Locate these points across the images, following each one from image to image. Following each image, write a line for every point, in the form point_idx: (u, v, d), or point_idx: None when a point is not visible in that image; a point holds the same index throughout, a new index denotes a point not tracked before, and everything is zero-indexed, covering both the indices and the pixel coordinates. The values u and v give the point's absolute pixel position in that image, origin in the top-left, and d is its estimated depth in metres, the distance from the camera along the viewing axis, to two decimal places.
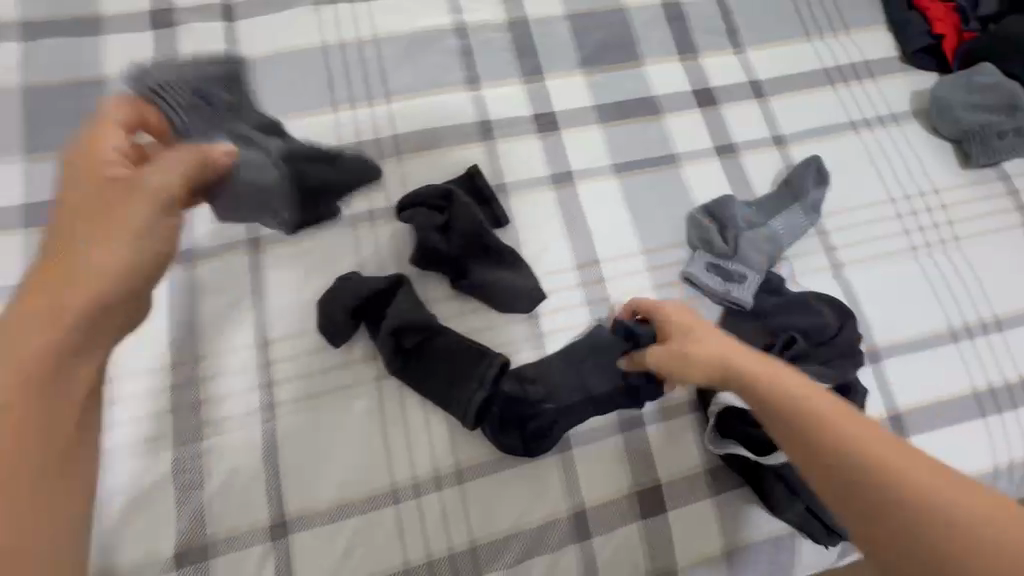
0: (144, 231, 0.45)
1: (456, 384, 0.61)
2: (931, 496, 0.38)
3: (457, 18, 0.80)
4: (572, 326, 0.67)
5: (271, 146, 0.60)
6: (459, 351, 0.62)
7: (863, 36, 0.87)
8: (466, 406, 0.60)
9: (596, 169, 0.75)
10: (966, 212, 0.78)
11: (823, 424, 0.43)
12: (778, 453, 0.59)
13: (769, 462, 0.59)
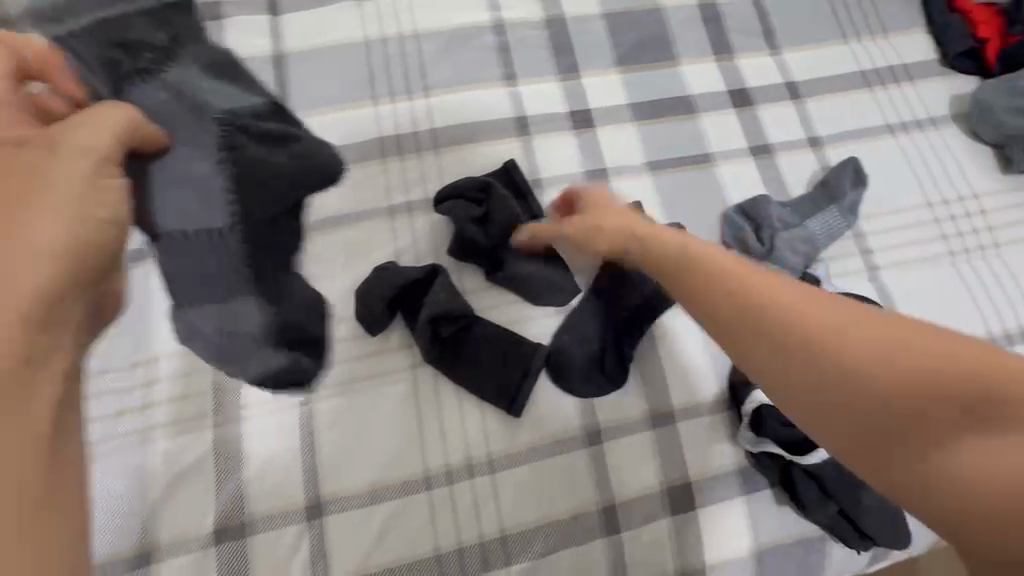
0: (88, 188, 0.36)
1: (499, 374, 0.63)
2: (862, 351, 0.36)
3: (495, 15, 0.81)
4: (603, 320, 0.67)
5: (220, 105, 0.45)
6: (500, 342, 0.64)
7: (902, 40, 0.86)
8: (511, 397, 0.62)
9: (630, 167, 0.76)
10: (1006, 218, 0.77)
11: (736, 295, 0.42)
12: (814, 454, 0.59)
13: (804, 463, 0.59)
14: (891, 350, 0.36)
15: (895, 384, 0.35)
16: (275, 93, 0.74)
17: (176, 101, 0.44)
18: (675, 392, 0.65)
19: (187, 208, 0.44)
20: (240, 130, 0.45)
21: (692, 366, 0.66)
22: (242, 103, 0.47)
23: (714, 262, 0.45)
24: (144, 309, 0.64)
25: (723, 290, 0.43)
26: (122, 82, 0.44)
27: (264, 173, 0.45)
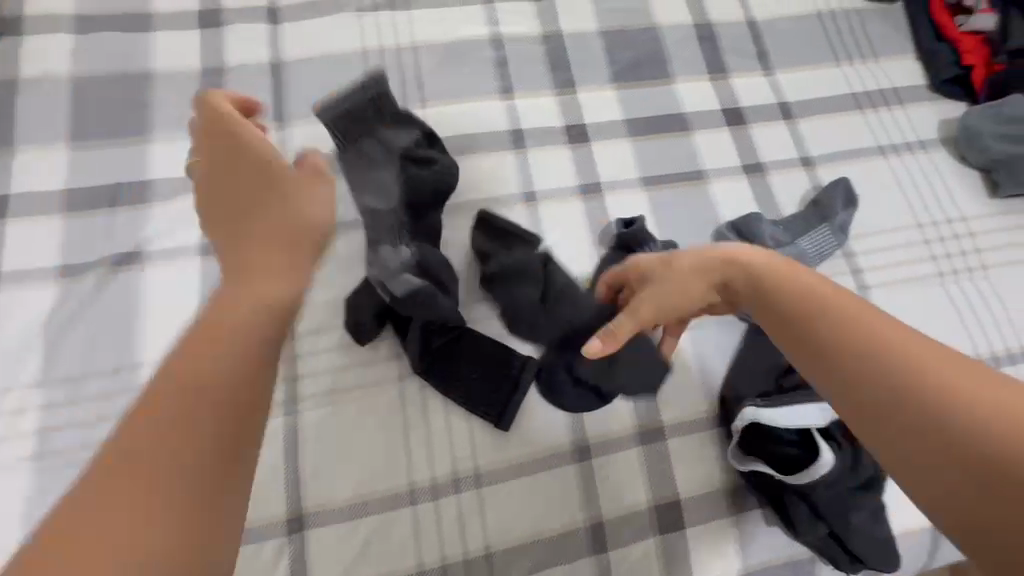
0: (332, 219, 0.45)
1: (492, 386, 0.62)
2: (947, 384, 0.37)
3: (494, 30, 0.81)
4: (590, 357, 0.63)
5: (400, 138, 0.64)
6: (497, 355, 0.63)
7: (892, 65, 0.88)
8: (499, 409, 0.62)
9: (624, 182, 0.76)
10: (994, 241, 0.78)
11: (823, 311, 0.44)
12: (801, 475, 0.57)
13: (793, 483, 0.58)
14: (968, 393, 0.37)
15: (962, 415, 0.36)
16: (272, 101, 0.74)
17: (385, 150, 0.63)
18: (667, 410, 0.65)
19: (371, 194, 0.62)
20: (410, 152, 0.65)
21: (682, 386, 0.66)
22: (409, 137, 0.65)
23: (800, 287, 0.46)
24: (130, 313, 0.63)
25: (798, 298, 0.46)
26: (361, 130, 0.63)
27: (426, 191, 0.65)
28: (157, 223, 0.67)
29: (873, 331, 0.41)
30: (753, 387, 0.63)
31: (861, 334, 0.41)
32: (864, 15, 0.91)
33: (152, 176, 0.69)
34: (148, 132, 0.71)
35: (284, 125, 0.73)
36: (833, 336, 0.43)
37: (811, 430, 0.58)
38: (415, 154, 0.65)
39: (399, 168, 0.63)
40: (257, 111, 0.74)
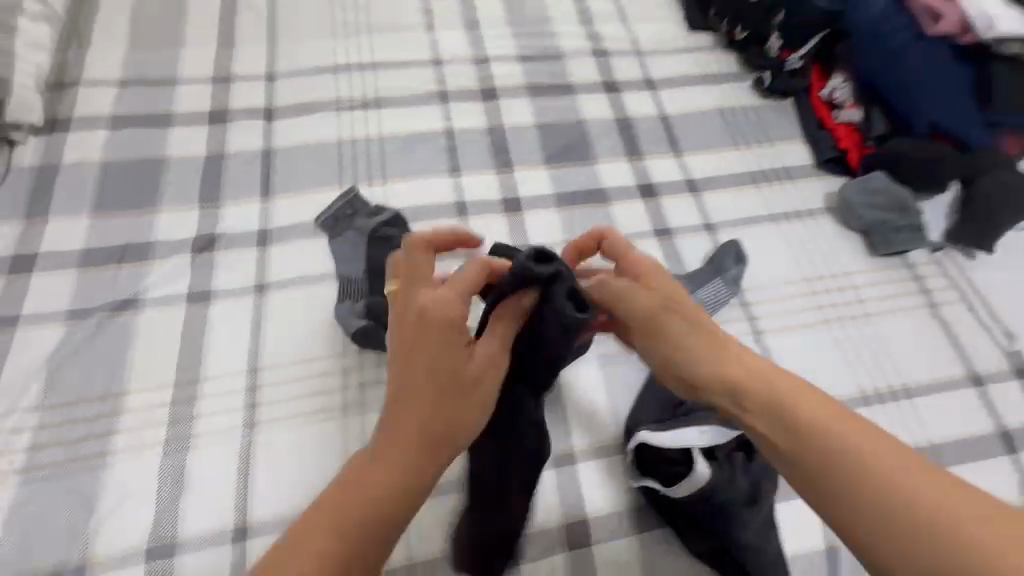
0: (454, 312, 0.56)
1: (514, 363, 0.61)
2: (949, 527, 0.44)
3: (447, 124, 1.00)
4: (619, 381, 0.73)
5: (370, 223, 0.85)
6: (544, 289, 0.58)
7: (784, 148, 1.05)
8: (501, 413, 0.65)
9: (549, 243, 0.90)
10: (875, 293, 0.90)
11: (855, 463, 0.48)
12: (674, 488, 0.65)
13: (672, 496, 0.65)
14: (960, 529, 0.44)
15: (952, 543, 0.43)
16: (261, 179, 0.91)
17: (357, 232, 0.85)
18: (579, 435, 0.74)
19: (343, 263, 0.83)
20: (374, 232, 0.84)
21: (593, 417, 0.75)
22: (376, 221, 0.85)
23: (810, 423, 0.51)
24: (121, 350, 0.75)
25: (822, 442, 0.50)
26: (343, 221, 0.86)
27: (382, 259, 0.83)
28: (154, 276, 0.81)
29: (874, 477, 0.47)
30: (649, 415, 0.72)
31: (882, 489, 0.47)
32: (758, 110, 1.10)
33: (155, 239, 0.84)
34: (157, 205, 0.87)
35: (269, 199, 0.90)
36: (814, 446, 0.50)
37: (691, 448, 0.65)
38: (379, 233, 0.84)
39: (365, 244, 0.83)
40: (248, 188, 0.90)
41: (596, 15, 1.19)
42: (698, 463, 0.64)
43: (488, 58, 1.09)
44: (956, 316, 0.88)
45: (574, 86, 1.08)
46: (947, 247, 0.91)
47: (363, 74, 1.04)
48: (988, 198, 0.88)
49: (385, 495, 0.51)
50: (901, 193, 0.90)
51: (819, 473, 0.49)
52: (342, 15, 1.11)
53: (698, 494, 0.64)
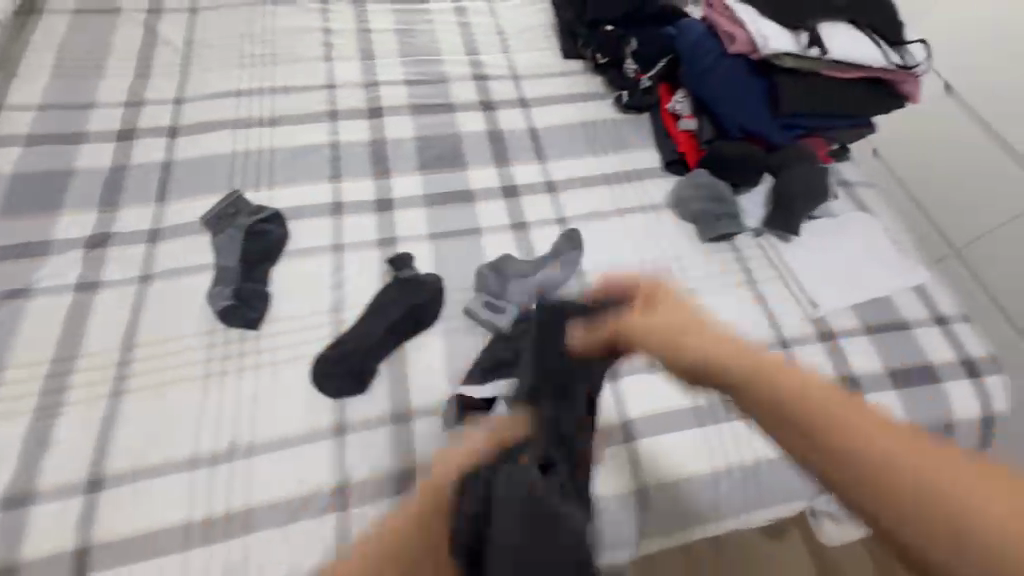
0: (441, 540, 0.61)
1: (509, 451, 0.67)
2: (943, 501, 0.36)
3: (333, 138, 1.13)
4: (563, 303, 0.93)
5: (248, 219, 0.96)
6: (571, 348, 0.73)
7: (637, 153, 1.19)
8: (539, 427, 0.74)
9: (415, 236, 1.02)
10: (702, 273, 1.02)
11: (831, 430, 0.41)
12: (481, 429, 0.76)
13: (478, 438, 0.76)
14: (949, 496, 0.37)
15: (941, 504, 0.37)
16: (157, 187, 1.02)
17: (235, 227, 0.96)
18: (417, 395, 0.83)
19: (219, 253, 0.93)
20: (251, 227, 0.96)
21: (432, 379, 0.85)
22: (254, 218, 0.97)
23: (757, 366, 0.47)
24: (7, 331, 0.84)
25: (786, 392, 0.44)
26: (225, 218, 0.97)
27: (256, 250, 0.94)
28: (46, 269, 0.90)
29: (844, 440, 0.41)
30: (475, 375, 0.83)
31: (861, 456, 0.40)
32: (617, 123, 1.24)
33: (52, 238, 0.94)
34: (59, 209, 0.98)
35: (163, 202, 1.01)
36: (778, 417, 0.44)
37: (497, 398, 0.77)
38: (254, 229, 0.95)
39: (241, 236, 0.94)
40: (144, 194, 1.01)
41: (480, 46, 1.36)
42: (499, 407, 0.77)
43: (377, 82, 1.23)
44: (770, 292, 1.01)
45: (454, 105, 1.23)
46: (764, 233, 1.05)
47: (262, 97, 1.18)
48: (787, 193, 1.03)
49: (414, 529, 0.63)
50: (719, 187, 1.06)
51: (812, 457, 0.42)
52: (249, 48, 1.26)
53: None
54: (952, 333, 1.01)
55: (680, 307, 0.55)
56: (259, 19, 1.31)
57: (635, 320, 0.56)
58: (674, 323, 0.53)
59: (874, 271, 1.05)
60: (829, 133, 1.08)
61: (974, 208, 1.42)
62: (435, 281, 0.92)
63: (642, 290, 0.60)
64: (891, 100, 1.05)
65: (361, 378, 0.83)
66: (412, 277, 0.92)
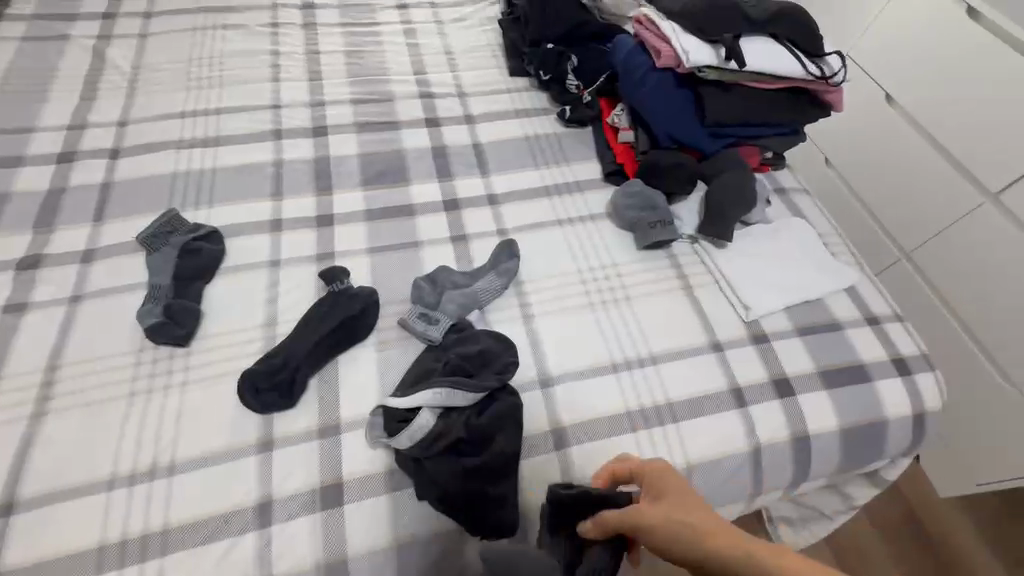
0: None
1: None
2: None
3: (276, 156, 1.15)
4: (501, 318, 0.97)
5: (185, 235, 0.97)
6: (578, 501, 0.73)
7: (578, 166, 1.22)
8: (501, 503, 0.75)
9: (354, 251, 1.03)
10: (637, 280, 1.04)
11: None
12: (404, 440, 0.76)
13: (400, 448, 0.76)
14: None
15: None
16: (95, 208, 1.03)
17: (172, 244, 0.96)
18: (344, 407, 0.83)
19: (153, 270, 0.93)
20: (188, 243, 0.96)
21: (362, 391, 0.85)
22: (191, 235, 0.97)
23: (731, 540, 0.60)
24: None
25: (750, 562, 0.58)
26: (161, 235, 0.97)
27: (192, 267, 0.94)
28: None
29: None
30: (403, 386, 0.83)
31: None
32: (560, 137, 1.28)
33: None
34: None
35: (99, 222, 1.01)
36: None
37: (422, 407, 0.77)
38: (189, 246, 0.96)
39: (177, 253, 0.95)
40: (81, 215, 1.01)
41: (428, 65, 1.39)
42: (421, 416, 0.76)
43: (324, 102, 1.26)
44: (705, 296, 1.03)
45: (400, 123, 1.26)
46: (700, 240, 1.09)
47: (207, 118, 1.19)
48: (719, 200, 1.06)
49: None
50: (653, 196, 1.09)
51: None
52: (196, 71, 1.28)
53: (419, 444, 0.76)
54: (883, 331, 1.04)
55: (687, 500, 0.66)
56: (207, 43, 1.34)
57: (653, 513, 0.66)
58: (684, 515, 0.64)
59: (807, 271, 1.07)
60: (757, 141, 1.14)
61: (916, 201, 1.57)
62: (370, 292, 0.93)
63: (653, 471, 0.71)
64: (812, 109, 1.12)
65: (290, 391, 0.82)
66: (347, 287, 0.92)
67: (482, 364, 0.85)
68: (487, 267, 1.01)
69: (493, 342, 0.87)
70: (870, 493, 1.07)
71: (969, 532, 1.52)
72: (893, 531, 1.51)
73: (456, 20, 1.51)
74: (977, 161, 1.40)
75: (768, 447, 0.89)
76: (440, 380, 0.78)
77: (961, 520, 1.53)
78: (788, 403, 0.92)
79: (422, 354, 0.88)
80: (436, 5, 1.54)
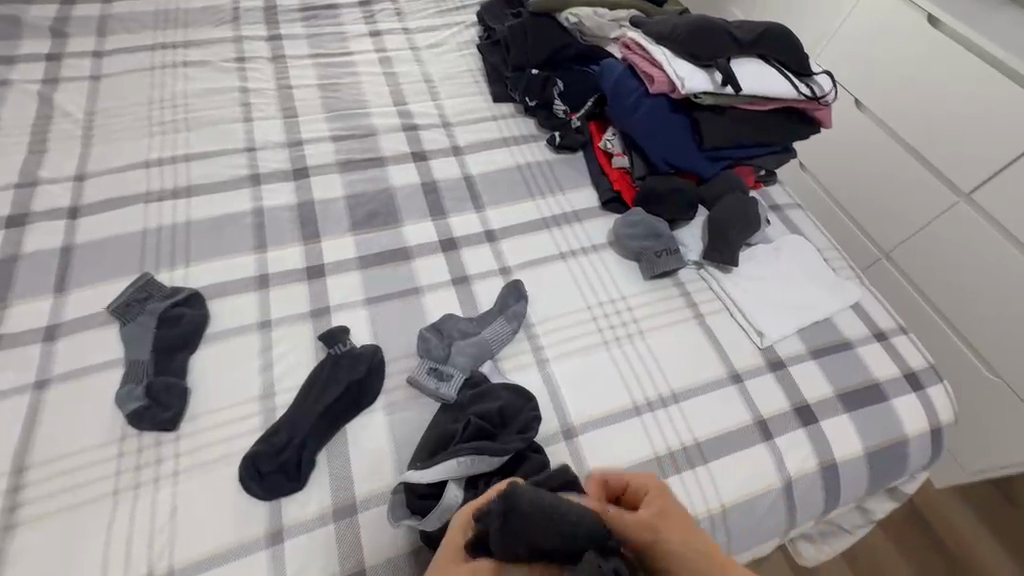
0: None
1: (553, 530, 0.55)
2: None
3: (256, 204, 1.07)
4: (513, 365, 0.92)
5: (163, 301, 0.88)
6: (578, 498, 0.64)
7: (574, 194, 1.19)
8: None
9: (350, 303, 0.96)
10: (648, 312, 1.01)
11: None
12: (433, 519, 0.69)
13: (429, 528, 0.69)
14: None
15: None
16: (56, 276, 0.93)
17: (148, 313, 0.87)
18: (358, 484, 0.76)
19: (129, 344, 0.84)
20: (167, 311, 0.87)
21: (377, 463, 0.78)
22: (169, 301, 0.89)
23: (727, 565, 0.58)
24: None
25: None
26: (135, 304, 0.88)
27: (173, 337, 0.85)
28: None
29: None
30: (422, 454, 0.77)
31: None
32: (552, 165, 1.24)
33: None
34: None
35: (61, 293, 0.91)
36: None
37: (449, 481, 0.72)
38: (168, 313, 0.87)
39: (154, 323, 0.86)
40: (40, 285, 0.91)
41: (408, 95, 1.33)
42: (450, 490, 0.71)
43: (302, 141, 1.19)
44: (718, 325, 1.01)
45: (385, 159, 1.20)
46: (706, 264, 1.07)
47: (175, 166, 1.10)
48: (723, 225, 1.05)
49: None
50: (656, 224, 1.06)
51: None
52: (159, 114, 1.18)
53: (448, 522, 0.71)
54: (891, 346, 1.04)
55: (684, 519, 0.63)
56: (168, 82, 1.24)
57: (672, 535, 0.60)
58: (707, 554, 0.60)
59: (814, 291, 1.07)
60: (751, 161, 1.13)
61: (895, 193, 1.59)
62: (374, 351, 0.86)
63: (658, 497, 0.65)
64: (803, 128, 1.12)
65: (297, 472, 0.75)
66: (349, 348, 0.85)
67: (504, 423, 0.80)
68: (494, 310, 0.96)
69: (513, 396, 0.83)
70: (889, 506, 1.07)
71: (968, 520, 1.56)
72: (903, 529, 1.52)
73: (432, 45, 1.46)
74: (948, 160, 1.45)
75: (799, 479, 0.87)
76: (464, 446, 0.73)
77: (962, 511, 1.57)
78: (812, 429, 0.91)
79: (438, 415, 0.83)
80: (409, 31, 1.48)
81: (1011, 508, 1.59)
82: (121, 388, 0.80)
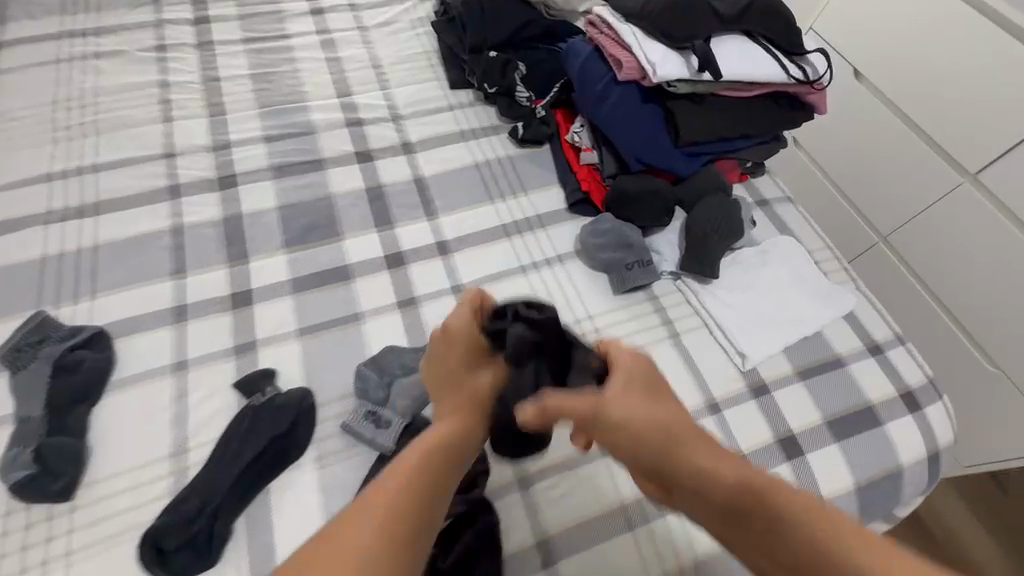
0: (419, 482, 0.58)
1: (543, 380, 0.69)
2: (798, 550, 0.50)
3: (175, 220, 0.95)
4: None
5: (61, 345, 0.78)
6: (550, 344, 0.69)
7: (538, 196, 1.06)
8: None
9: (280, 335, 0.85)
10: (618, 333, 0.90)
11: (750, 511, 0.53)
12: None
13: None
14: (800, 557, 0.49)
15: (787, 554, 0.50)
16: None
17: (42, 359, 0.76)
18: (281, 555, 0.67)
19: (18, 399, 0.74)
20: (65, 357, 0.77)
21: (304, 529, 0.70)
22: (68, 345, 0.78)
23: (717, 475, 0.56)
24: None
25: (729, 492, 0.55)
26: (27, 349, 0.77)
27: (70, 389, 0.75)
28: None
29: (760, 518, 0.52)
30: None
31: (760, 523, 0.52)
32: (514, 160, 1.11)
33: None
34: None
35: None
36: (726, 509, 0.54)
37: None
38: (65, 360, 0.76)
39: (48, 372, 0.75)
40: None
41: (353, 83, 1.19)
42: None
43: (229, 143, 1.05)
44: (695, 345, 0.90)
45: (325, 161, 1.06)
46: (682, 276, 0.96)
47: (82, 178, 0.97)
48: (701, 232, 0.93)
49: (408, 507, 0.55)
50: (627, 231, 0.95)
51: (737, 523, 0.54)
52: (64, 116, 1.04)
53: None
54: (888, 362, 0.94)
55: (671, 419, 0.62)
56: (76, 77, 1.10)
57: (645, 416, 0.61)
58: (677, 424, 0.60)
59: (803, 302, 0.96)
60: (736, 154, 1.00)
61: (886, 174, 1.43)
62: (302, 397, 0.77)
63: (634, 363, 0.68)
64: (794, 115, 0.98)
65: (209, 546, 0.67)
66: (270, 398, 0.76)
67: None
68: None
69: None
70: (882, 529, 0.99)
71: (964, 514, 1.50)
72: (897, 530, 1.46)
73: (382, 24, 1.30)
74: (950, 133, 1.27)
75: None
76: None
77: (957, 508, 1.50)
78: (798, 465, 0.82)
79: (374, 469, 0.73)
80: (356, 7, 1.32)
81: (1010, 499, 1.52)
82: (7, 453, 0.70)
